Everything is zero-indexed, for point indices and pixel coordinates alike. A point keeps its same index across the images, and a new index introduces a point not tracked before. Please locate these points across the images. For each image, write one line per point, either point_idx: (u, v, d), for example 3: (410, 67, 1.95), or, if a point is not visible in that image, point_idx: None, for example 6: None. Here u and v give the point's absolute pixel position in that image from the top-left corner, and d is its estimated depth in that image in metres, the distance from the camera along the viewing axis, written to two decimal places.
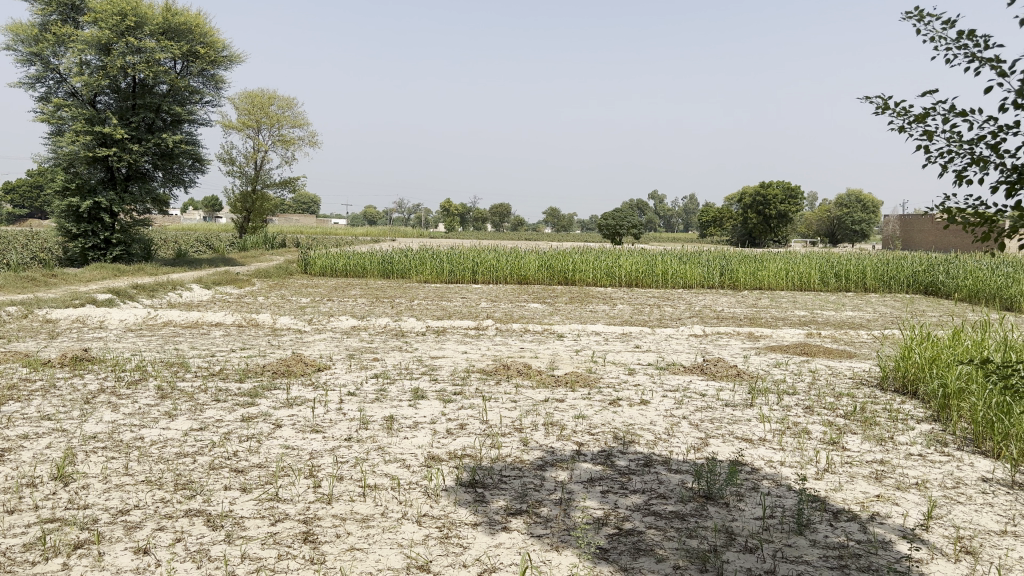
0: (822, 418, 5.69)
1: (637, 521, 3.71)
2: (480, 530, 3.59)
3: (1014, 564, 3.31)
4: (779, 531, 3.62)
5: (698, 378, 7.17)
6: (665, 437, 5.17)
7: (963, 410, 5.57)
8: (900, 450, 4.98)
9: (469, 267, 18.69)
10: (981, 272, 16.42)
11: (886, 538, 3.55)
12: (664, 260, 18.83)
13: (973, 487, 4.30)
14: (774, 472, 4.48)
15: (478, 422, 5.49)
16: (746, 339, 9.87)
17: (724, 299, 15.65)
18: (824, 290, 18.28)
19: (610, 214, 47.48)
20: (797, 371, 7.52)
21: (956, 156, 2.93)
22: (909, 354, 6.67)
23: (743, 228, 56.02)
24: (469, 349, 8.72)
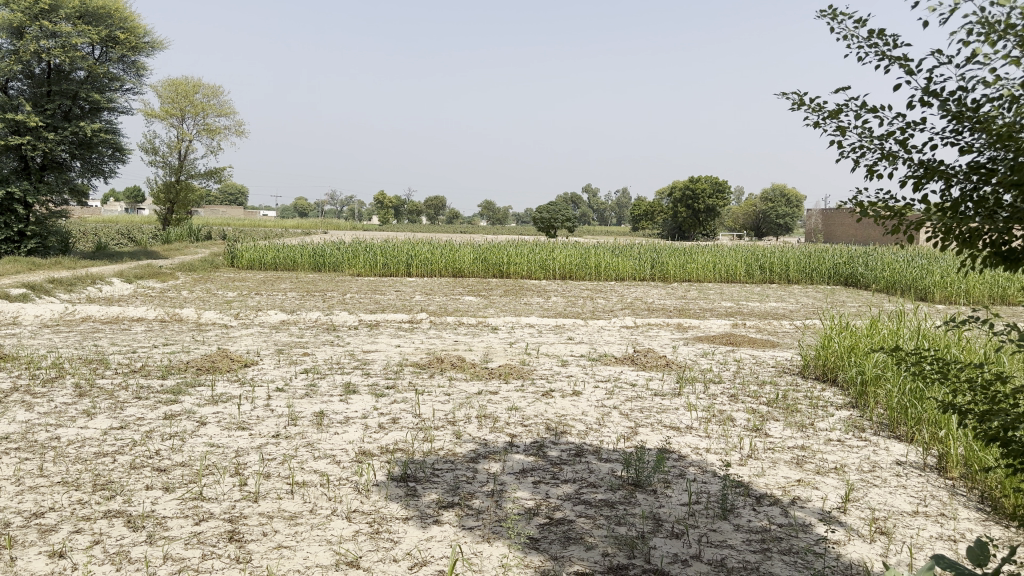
0: (746, 406, 5.84)
1: (568, 510, 3.75)
2: (411, 524, 3.57)
3: (925, 543, 3.46)
4: (704, 516, 3.71)
5: (629, 369, 7.28)
6: (596, 427, 5.23)
7: (879, 396, 5.80)
8: (820, 435, 5.15)
9: (402, 260, 18.50)
10: (897, 263, 17.14)
11: (806, 521, 3.67)
12: (597, 253, 19.04)
13: (888, 471, 4.48)
14: (700, 459, 4.59)
15: (410, 416, 5.46)
16: (675, 330, 10.09)
17: (656, 291, 15.90)
18: (750, 281, 18.79)
19: (545, 208, 47.47)
20: (724, 361, 7.70)
21: (867, 151, 2.99)
22: (829, 344, 6.91)
23: (674, 221, 57.06)
24: (401, 343, 8.66)
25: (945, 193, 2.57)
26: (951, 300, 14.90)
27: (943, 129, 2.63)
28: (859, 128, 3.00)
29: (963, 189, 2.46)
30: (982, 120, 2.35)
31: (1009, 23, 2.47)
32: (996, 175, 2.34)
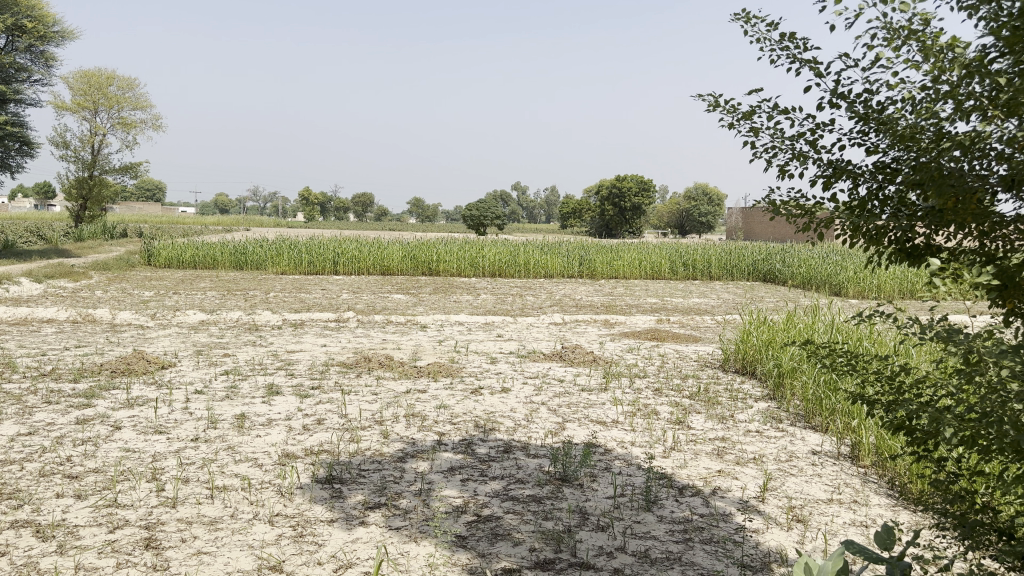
0: (670, 400, 5.97)
1: (495, 507, 3.76)
2: (336, 526, 3.52)
3: (839, 529, 3.60)
4: (629, 508, 3.77)
5: (557, 364, 7.35)
6: (524, 423, 5.26)
7: (795, 388, 6.00)
8: (740, 427, 5.30)
9: (329, 258, 18.21)
10: (812, 260, 17.76)
11: (726, 511, 3.77)
12: (526, 250, 19.14)
13: (804, 460, 4.64)
14: (626, 452, 4.66)
15: (336, 416, 5.38)
16: (602, 326, 10.24)
17: (583, 288, 16.07)
18: (674, 278, 19.20)
19: (474, 205, 47.38)
20: (649, 356, 7.85)
21: (780, 151, 3.10)
22: (748, 338, 7.12)
23: (601, 219, 57.79)
24: (327, 342, 8.53)
25: (852, 192, 2.68)
26: (863, 295, 15.53)
27: (850, 130, 2.74)
28: (771, 129, 3.11)
29: (869, 188, 2.56)
30: (886, 122, 2.45)
31: (911, 30, 2.59)
32: (900, 175, 2.45)
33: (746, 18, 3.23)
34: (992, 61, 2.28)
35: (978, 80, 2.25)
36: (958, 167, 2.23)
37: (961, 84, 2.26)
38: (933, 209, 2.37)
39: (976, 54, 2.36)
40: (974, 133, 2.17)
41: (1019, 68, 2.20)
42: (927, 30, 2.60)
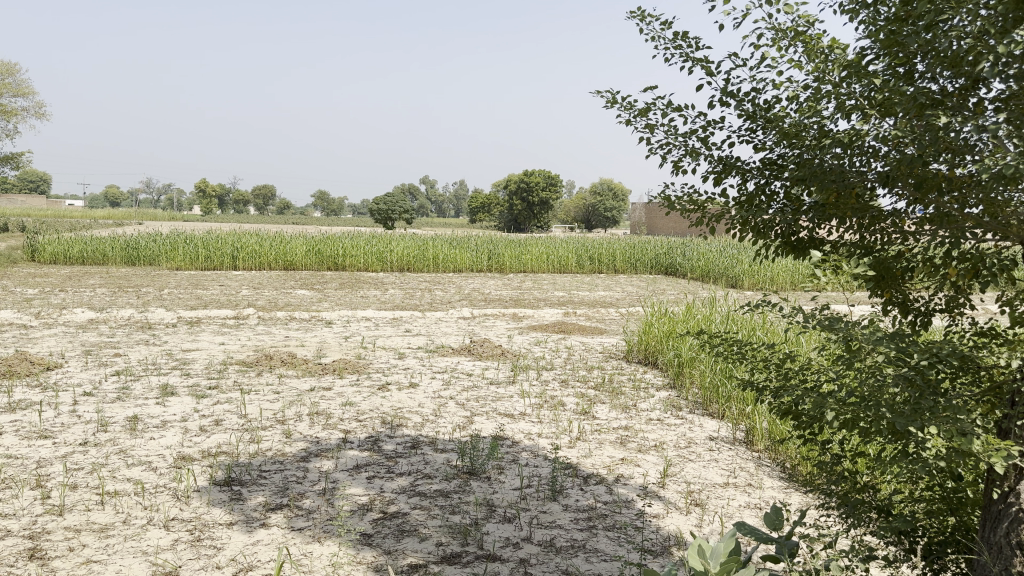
0: (576, 391, 6.07)
1: (402, 503, 3.74)
2: (236, 529, 3.43)
3: (734, 511, 3.74)
4: (535, 499, 3.82)
5: (465, 358, 7.35)
6: (431, 418, 5.24)
7: (695, 376, 6.20)
8: (643, 415, 5.44)
9: (227, 253, 17.60)
10: (711, 253, 18.37)
11: (628, 497, 3.86)
12: (434, 245, 19.03)
13: (702, 445, 4.81)
14: (532, 443, 4.71)
15: (236, 416, 5.22)
16: (510, 320, 10.30)
17: (492, 282, 16.13)
18: (581, 272, 19.49)
19: (381, 198, 46.69)
20: (555, 348, 7.96)
21: (672, 147, 3.23)
22: (650, 329, 7.31)
23: (509, 214, 58.09)
24: (228, 340, 8.26)
25: (741, 187, 2.78)
26: (757, 287, 16.16)
27: (739, 127, 2.85)
28: (665, 126, 3.20)
29: (757, 182, 2.66)
30: (773, 120, 2.56)
31: (796, 32, 2.70)
32: (786, 171, 2.56)
33: (642, 18, 3.31)
34: (870, 62, 2.41)
35: (857, 81, 2.37)
36: (839, 163, 2.35)
37: (841, 84, 2.38)
38: (816, 204, 2.49)
39: (855, 55, 2.49)
40: (853, 131, 2.28)
41: (893, 69, 2.32)
42: (810, 32, 2.72)
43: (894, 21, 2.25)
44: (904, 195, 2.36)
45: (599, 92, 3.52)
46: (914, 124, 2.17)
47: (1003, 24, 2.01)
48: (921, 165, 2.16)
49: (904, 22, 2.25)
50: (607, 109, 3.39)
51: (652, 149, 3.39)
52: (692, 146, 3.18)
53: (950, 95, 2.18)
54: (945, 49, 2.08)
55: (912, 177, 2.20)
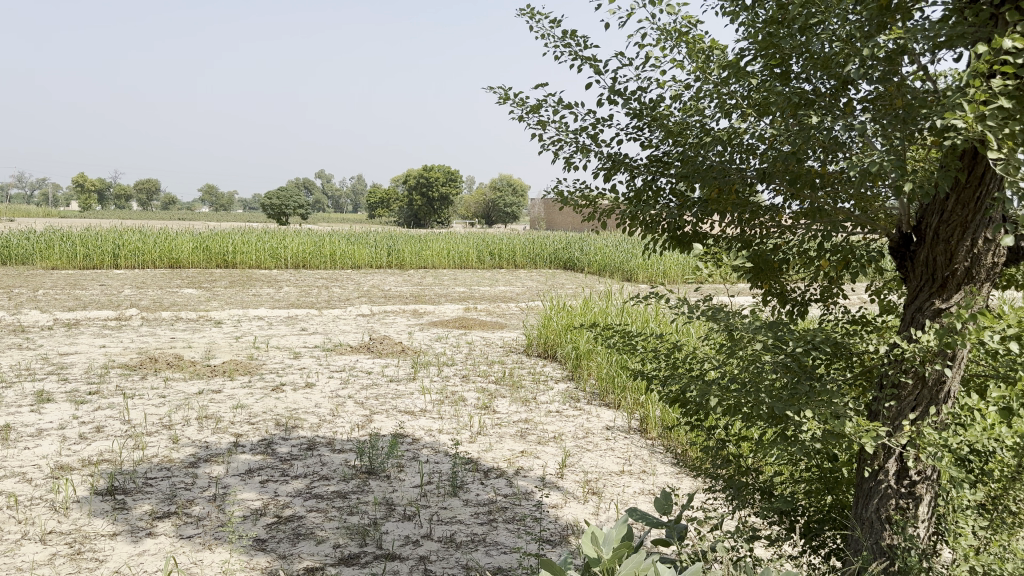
0: (476, 386, 6.09)
1: (297, 506, 3.66)
2: (120, 540, 3.28)
3: (629, 498, 3.84)
4: (435, 495, 3.81)
5: (364, 356, 7.26)
6: (328, 418, 5.14)
7: (592, 368, 6.33)
8: (542, 408, 5.51)
9: (108, 250, 16.69)
10: (608, 248, 18.78)
11: (528, 489, 3.91)
12: (331, 241, 18.66)
13: (599, 435, 4.91)
14: (432, 440, 4.70)
15: (119, 422, 4.98)
16: (410, 316, 10.23)
17: (391, 278, 15.98)
18: (481, 267, 19.55)
19: (274, 193, 45.38)
20: (456, 344, 7.96)
21: (563, 143, 3.29)
22: (549, 323, 7.41)
23: (409, 209, 57.63)
24: (109, 343, 7.86)
25: (629, 184, 2.85)
26: (651, 280, 16.64)
27: (628, 125, 2.91)
28: (558, 125, 3.25)
29: (645, 179, 2.73)
30: (659, 118, 2.63)
31: (680, 32, 2.79)
32: (671, 168, 2.63)
33: (533, 17, 3.35)
34: (748, 63, 2.51)
35: (736, 81, 2.47)
36: (721, 160, 2.44)
37: (722, 84, 2.47)
38: (701, 200, 2.57)
39: (735, 56, 2.59)
40: (732, 129, 2.37)
41: (770, 70, 2.43)
42: (693, 34, 2.81)
43: (770, 24, 2.35)
44: (782, 191, 2.47)
45: (490, 90, 3.58)
46: (789, 123, 2.28)
47: (869, 29, 2.13)
48: (795, 163, 2.26)
49: (780, 25, 2.35)
50: (501, 107, 3.40)
51: (545, 148, 3.43)
52: (584, 144, 3.23)
53: (823, 95, 2.30)
54: (817, 51, 2.19)
55: (787, 174, 2.30)
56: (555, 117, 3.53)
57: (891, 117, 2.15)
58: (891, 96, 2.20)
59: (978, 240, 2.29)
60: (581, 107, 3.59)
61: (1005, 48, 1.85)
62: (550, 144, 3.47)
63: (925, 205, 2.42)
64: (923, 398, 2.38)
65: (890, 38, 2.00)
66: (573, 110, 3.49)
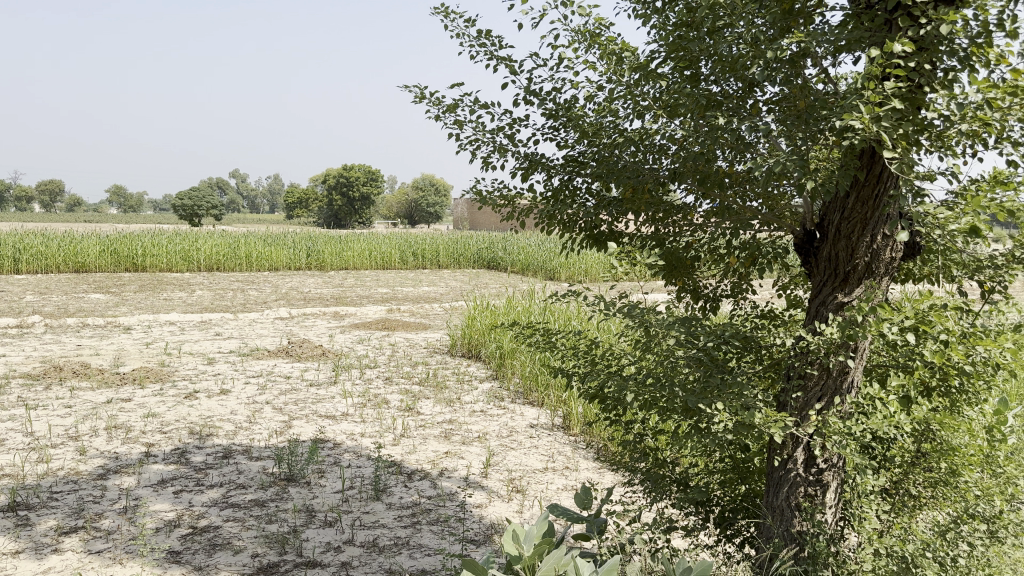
0: (399, 388, 6.03)
1: (214, 516, 3.56)
2: (23, 558, 3.12)
3: (553, 494, 3.88)
4: (357, 500, 3.77)
5: (283, 361, 7.10)
6: (246, 425, 5.02)
7: (516, 367, 6.36)
8: (466, 408, 5.51)
9: (6, 254, 15.75)
10: (531, 248, 18.92)
11: (452, 490, 3.90)
12: (247, 242, 18.19)
13: (523, 433, 4.94)
14: (354, 444, 4.64)
15: (20, 435, 4.74)
16: (331, 318, 10.08)
17: (310, 280, 15.69)
18: (404, 268, 19.42)
19: (187, 193, 44.01)
20: (378, 345, 7.87)
21: (480, 143, 3.30)
22: (473, 322, 7.41)
23: (328, 209, 56.72)
24: (9, 352, 7.46)
25: (547, 183, 2.87)
26: (574, 279, 16.83)
27: (543, 125, 2.94)
28: (474, 124, 3.25)
29: (561, 178, 2.75)
30: (574, 118, 2.66)
31: (593, 33, 2.83)
32: (586, 168, 2.66)
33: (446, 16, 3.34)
34: (659, 65, 2.56)
35: (648, 83, 2.52)
36: (634, 161, 2.48)
37: (635, 86, 2.52)
38: (617, 199, 2.61)
39: (646, 58, 2.63)
40: (644, 130, 2.42)
41: (680, 72, 2.48)
42: (606, 35, 2.86)
43: (680, 28, 2.41)
44: (694, 190, 2.53)
45: (406, 89, 3.57)
46: (698, 124, 2.34)
47: (772, 32, 2.20)
48: (705, 163, 2.32)
49: (689, 28, 2.41)
50: (416, 105, 3.38)
51: (462, 147, 3.43)
52: (500, 144, 3.24)
53: (730, 97, 2.36)
54: (725, 54, 2.25)
55: (698, 175, 2.36)
56: (471, 116, 3.52)
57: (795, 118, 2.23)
58: (795, 98, 2.28)
59: (877, 236, 2.39)
60: (498, 107, 3.60)
61: (897, 52, 1.94)
62: (467, 143, 3.47)
63: (827, 204, 2.52)
64: (828, 388, 2.48)
65: (792, 41, 2.07)
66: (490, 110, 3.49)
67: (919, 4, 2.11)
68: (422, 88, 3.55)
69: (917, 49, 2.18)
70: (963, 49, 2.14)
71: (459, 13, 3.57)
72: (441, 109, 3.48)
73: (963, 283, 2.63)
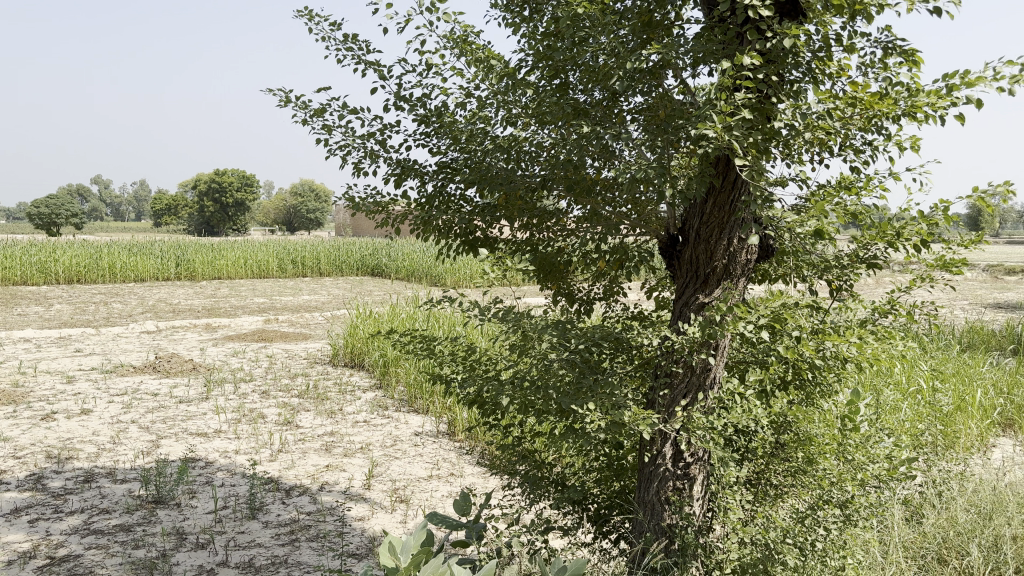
0: (277, 401, 5.85)
1: (74, 544, 3.34)
2: None
3: (437, 502, 3.86)
4: (232, 520, 3.63)
5: (150, 377, 6.76)
6: (109, 447, 4.74)
7: (399, 375, 6.29)
8: (348, 419, 5.41)
9: None
10: (416, 255, 18.84)
11: (333, 504, 3.82)
12: (111, 253, 17.22)
13: (407, 442, 4.89)
14: (228, 462, 4.47)
15: None
16: (204, 331, 9.68)
17: (181, 290, 15.01)
18: (282, 276, 18.91)
19: (44, 201, 41.45)
20: (255, 358, 7.62)
21: (351, 150, 3.26)
22: (355, 331, 7.29)
23: (201, 217, 54.43)
24: None
25: (420, 190, 2.86)
26: (459, 285, 16.87)
27: (416, 131, 2.93)
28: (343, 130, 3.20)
29: (434, 185, 2.75)
30: (446, 125, 2.66)
31: (463, 41, 2.85)
32: (459, 174, 2.67)
33: (311, 20, 3.27)
34: (528, 74, 2.61)
35: (517, 92, 2.55)
36: (505, 168, 2.51)
37: (504, 94, 2.55)
38: (489, 205, 2.63)
39: (515, 66, 2.68)
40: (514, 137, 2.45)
41: (548, 81, 2.53)
42: (477, 43, 2.88)
43: (546, 37, 2.45)
44: (565, 197, 2.58)
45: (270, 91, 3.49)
46: (566, 131, 2.39)
47: (633, 44, 2.29)
48: (574, 170, 2.38)
49: (555, 38, 2.46)
50: (281, 110, 3.29)
51: (332, 153, 3.37)
52: (372, 149, 3.21)
53: (596, 105, 2.43)
54: (590, 63, 2.31)
55: (568, 182, 2.41)
56: (339, 122, 3.47)
57: (657, 127, 2.31)
58: (656, 108, 2.36)
59: (733, 239, 2.51)
60: (368, 113, 3.56)
61: (746, 65, 2.04)
62: (336, 149, 3.41)
63: (688, 209, 2.63)
64: (693, 385, 2.58)
65: (651, 53, 2.15)
66: (359, 115, 3.45)
67: (767, 19, 2.22)
68: (287, 93, 3.46)
69: (766, 62, 2.31)
70: (806, 62, 2.29)
71: (324, 17, 3.51)
72: (308, 114, 3.41)
73: (814, 282, 2.80)
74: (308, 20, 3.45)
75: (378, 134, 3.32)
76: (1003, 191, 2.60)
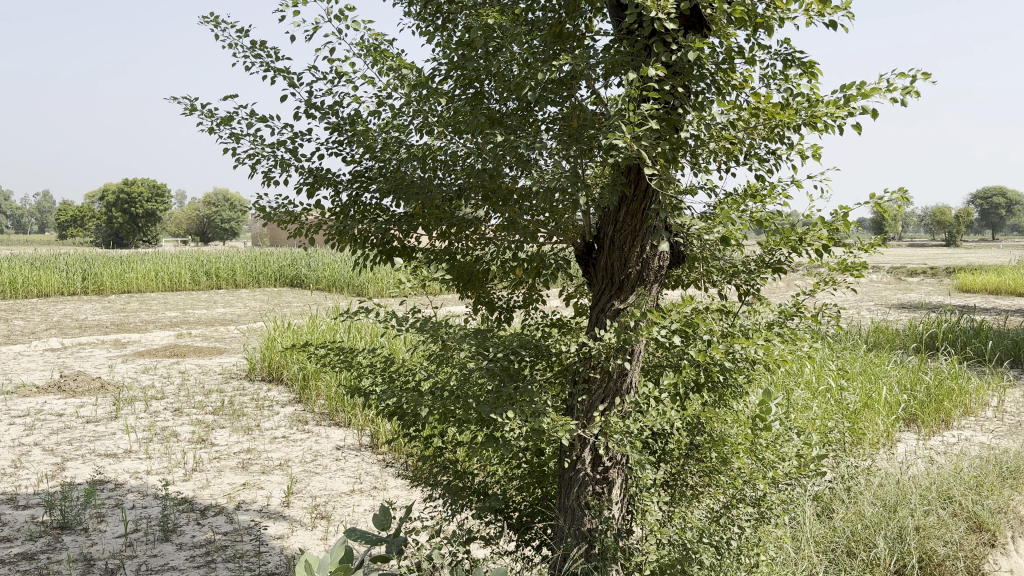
0: (190, 419, 5.67)
1: None
2: None
3: (358, 517, 3.80)
4: (144, 543, 3.49)
5: (54, 397, 6.45)
6: (9, 471, 4.50)
7: (319, 388, 6.18)
8: (266, 435, 5.28)
9: None
10: (336, 264, 18.61)
11: (251, 523, 3.72)
12: (10, 267, 16.40)
13: (329, 456, 4.81)
14: (139, 483, 4.30)
15: None
16: (111, 347, 9.32)
17: (88, 305, 14.41)
18: (196, 288, 18.35)
19: None
20: (167, 374, 7.37)
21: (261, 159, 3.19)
22: (272, 344, 7.12)
23: (110, 228, 52.44)
24: None
25: (334, 199, 2.82)
26: (381, 294, 16.74)
27: (329, 140, 2.89)
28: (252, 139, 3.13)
29: (349, 195, 2.72)
30: (360, 134, 2.64)
31: (376, 50, 2.84)
32: (373, 183, 2.65)
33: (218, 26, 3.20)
34: (442, 83, 2.61)
35: (431, 101, 2.55)
36: (421, 177, 2.50)
37: (418, 103, 2.54)
38: (405, 214, 2.61)
39: (429, 75, 2.68)
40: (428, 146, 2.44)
41: (463, 91, 2.54)
42: (390, 51, 2.87)
43: (459, 47, 2.47)
44: (481, 205, 2.59)
45: (176, 100, 3.39)
46: (480, 140, 2.40)
47: (545, 55, 2.31)
48: (488, 178, 2.39)
49: (468, 47, 2.47)
50: (187, 117, 3.20)
51: (240, 162, 3.29)
52: (282, 158, 3.15)
53: (509, 115, 2.44)
54: (504, 73, 2.32)
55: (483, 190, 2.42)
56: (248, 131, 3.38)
57: (569, 137, 2.35)
58: (569, 118, 2.40)
59: (646, 246, 2.56)
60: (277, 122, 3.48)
61: (653, 76, 2.09)
62: (245, 158, 3.33)
63: (602, 217, 2.67)
64: (609, 390, 2.62)
65: (563, 63, 2.18)
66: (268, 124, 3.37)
67: (672, 32, 2.29)
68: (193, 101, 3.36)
69: (672, 73, 2.38)
70: (710, 74, 2.36)
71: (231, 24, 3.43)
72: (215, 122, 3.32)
73: (724, 287, 2.88)
74: (213, 27, 3.37)
75: (288, 143, 3.25)
76: (899, 198, 2.73)
